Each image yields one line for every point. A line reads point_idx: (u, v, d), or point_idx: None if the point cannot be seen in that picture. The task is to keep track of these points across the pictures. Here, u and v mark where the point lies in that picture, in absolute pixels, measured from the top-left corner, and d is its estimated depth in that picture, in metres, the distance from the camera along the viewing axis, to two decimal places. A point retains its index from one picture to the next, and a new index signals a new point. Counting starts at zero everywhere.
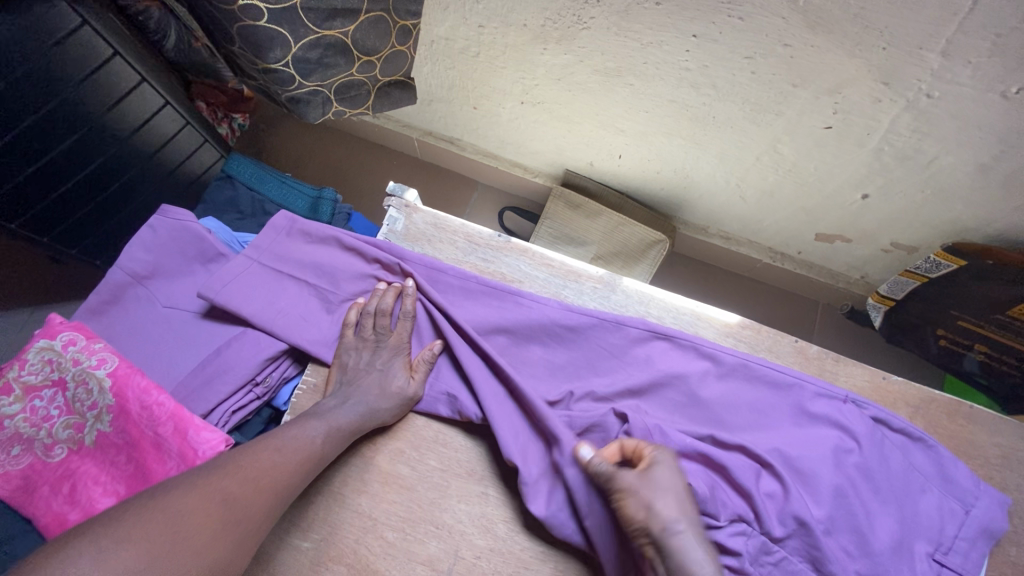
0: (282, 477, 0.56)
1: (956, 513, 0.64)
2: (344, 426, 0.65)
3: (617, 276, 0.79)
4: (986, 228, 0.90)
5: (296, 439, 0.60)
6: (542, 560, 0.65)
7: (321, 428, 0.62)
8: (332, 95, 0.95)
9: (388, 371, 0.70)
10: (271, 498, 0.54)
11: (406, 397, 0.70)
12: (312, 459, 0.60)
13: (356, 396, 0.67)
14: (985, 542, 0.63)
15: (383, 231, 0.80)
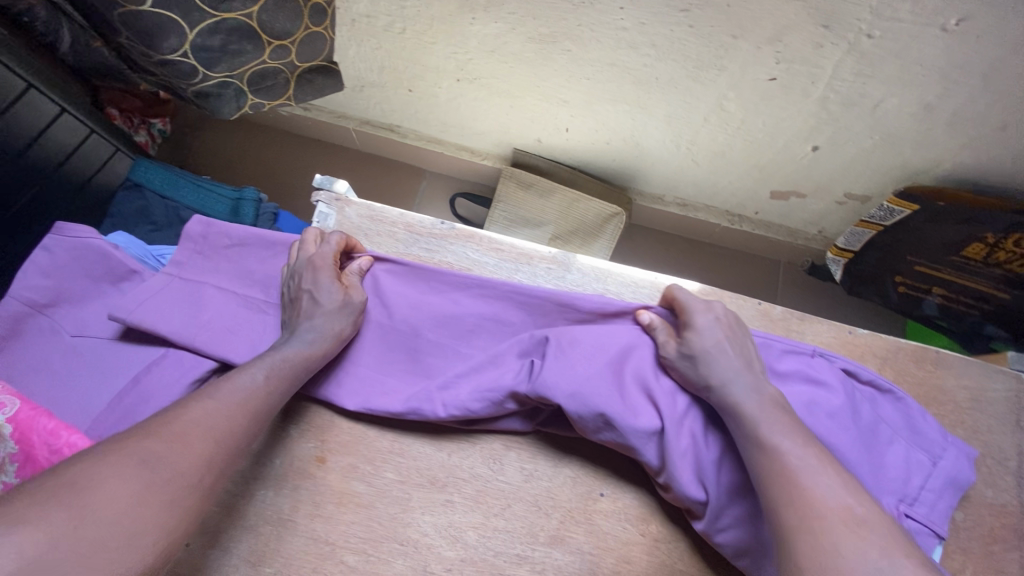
0: (226, 426, 0.52)
1: (921, 464, 0.63)
2: (294, 359, 0.59)
3: (572, 254, 0.74)
4: (935, 170, 0.89)
5: (235, 387, 0.54)
6: (517, 563, 0.61)
7: (262, 369, 0.57)
8: (245, 85, 0.87)
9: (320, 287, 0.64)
10: (216, 452, 0.50)
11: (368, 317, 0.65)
12: (259, 402, 0.55)
13: (307, 329, 0.62)
14: (952, 492, 0.63)
15: (314, 229, 0.73)
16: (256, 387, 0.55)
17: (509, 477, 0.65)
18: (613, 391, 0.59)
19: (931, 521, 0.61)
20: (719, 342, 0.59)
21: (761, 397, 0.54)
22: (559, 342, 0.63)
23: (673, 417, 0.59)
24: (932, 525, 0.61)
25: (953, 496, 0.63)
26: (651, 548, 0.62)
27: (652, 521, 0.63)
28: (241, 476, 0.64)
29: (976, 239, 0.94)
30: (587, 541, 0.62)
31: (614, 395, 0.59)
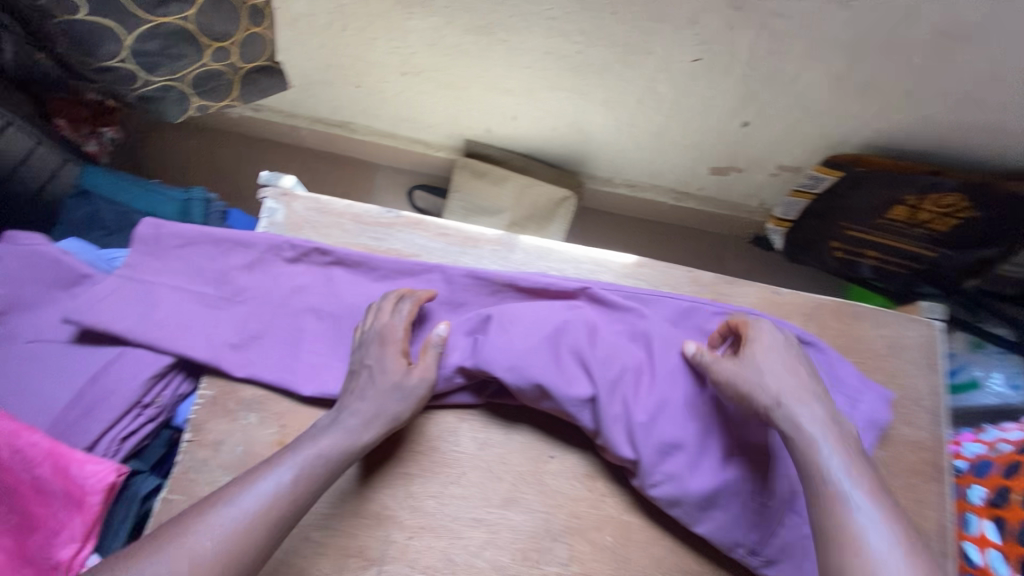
0: (243, 540, 0.53)
1: (840, 406, 0.69)
2: (333, 454, 0.59)
3: (515, 235, 0.77)
4: (854, 138, 0.95)
5: (264, 486, 0.56)
6: (473, 526, 0.65)
7: (290, 469, 0.57)
8: (189, 88, 0.89)
9: (382, 364, 0.63)
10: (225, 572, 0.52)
11: (417, 392, 0.63)
12: (283, 508, 0.56)
13: (349, 415, 0.61)
14: (870, 433, 0.69)
15: (263, 224, 0.76)
16: (286, 493, 0.56)
17: (462, 447, 0.68)
18: (550, 360, 0.64)
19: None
20: (775, 370, 0.58)
21: (830, 442, 0.54)
22: (501, 319, 0.67)
23: (606, 383, 0.63)
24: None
25: (872, 435, 0.69)
26: (598, 501, 0.67)
27: (598, 477, 0.68)
28: (206, 464, 0.66)
29: (898, 204, 1.01)
30: (538, 500, 0.67)
31: (551, 367, 0.64)
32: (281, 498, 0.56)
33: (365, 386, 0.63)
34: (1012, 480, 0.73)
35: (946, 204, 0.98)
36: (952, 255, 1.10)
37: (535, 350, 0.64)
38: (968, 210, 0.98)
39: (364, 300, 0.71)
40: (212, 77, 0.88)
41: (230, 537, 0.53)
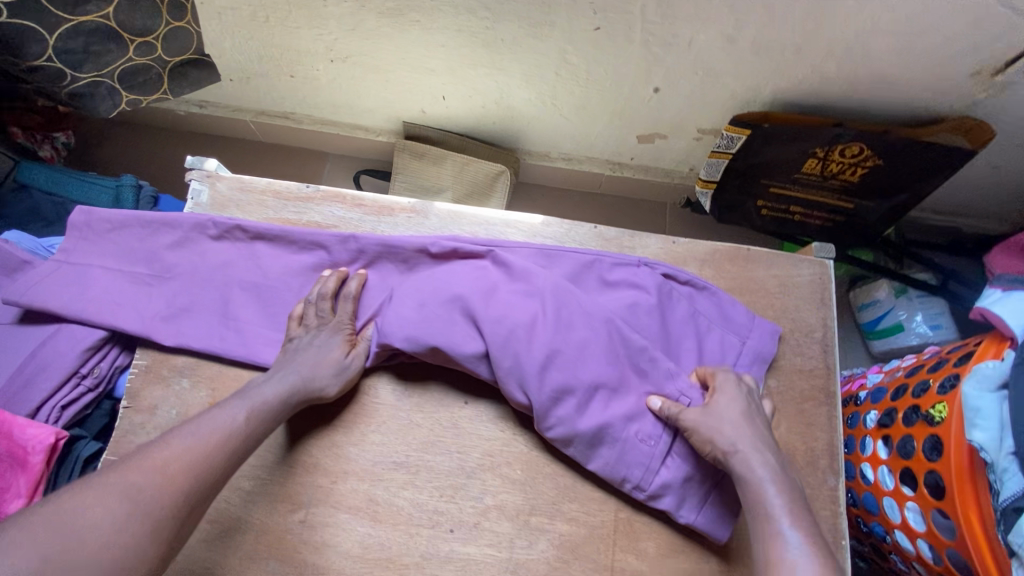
0: (208, 459, 0.57)
1: (730, 347, 0.75)
2: (274, 402, 0.64)
3: (429, 203, 0.83)
4: (759, 96, 1.01)
5: (221, 418, 0.60)
6: (394, 469, 0.70)
7: (242, 407, 0.62)
8: (117, 83, 0.95)
9: (327, 345, 0.70)
10: (192, 483, 0.55)
11: (349, 373, 0.70)
12: (237, 436, 0.60)
13: (283, 373, 0.67)
14: (761, 363, 0.75)
15: (189, 206, 0.81)
16: (238, 424, 0.60)
17: (381, 399, 0.73)
18: (448, 320, 0.70)
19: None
20: (734, 419, 0.63)
21: (776, 488, 0.57)
22: (404, 290, 0.74)
23: (498, 340, 0.69)
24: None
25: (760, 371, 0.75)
26: (510, 440, 0.72)
27: (510, 418, 0.73)
28: (142, 428, 0.71)
29: (810, 156, 1.07)
30: (454, 442, 0.72)
31: (449, 329, 0.70)
32: (238, 427, 0.60)
33: (300, 353, 0.69)
34: (897, 401, 0.77)
35: (853, 154, 1.04)
36: (869, 206, 1.16)
37: (432, 313, 0.71)
38: (874, 159, 1.04)
39: (287, 269, 0.77)
40: (139, 72, 0.93)
41: (193, 453, 0.56)
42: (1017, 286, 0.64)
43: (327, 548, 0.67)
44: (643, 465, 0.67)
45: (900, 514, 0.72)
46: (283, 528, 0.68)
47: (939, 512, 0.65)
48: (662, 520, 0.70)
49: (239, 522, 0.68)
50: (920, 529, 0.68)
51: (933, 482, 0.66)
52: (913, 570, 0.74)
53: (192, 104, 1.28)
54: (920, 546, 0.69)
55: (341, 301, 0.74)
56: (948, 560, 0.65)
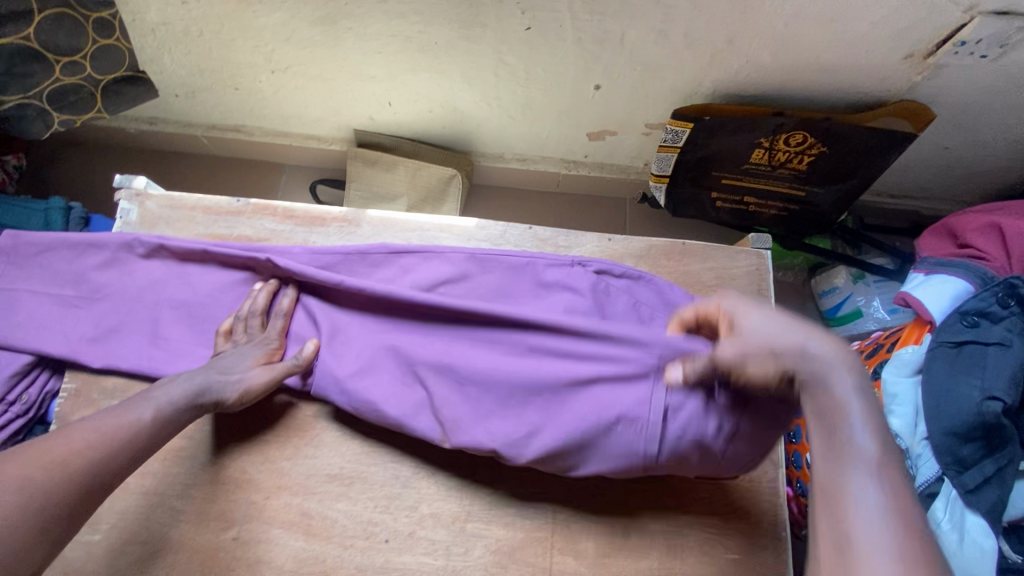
0: (104, 458, 0.55)
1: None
2: (182, 401, 0.62)
3: (362, 211, 0.82)
4: (699, 89, 1.00)
5: (127, 417, 0.58)
6: (328, 482, 0.70)
7: (151, 406, 0.60)
8: (45, 104, 0.99)
9: (245, 354, 0.68)
10: (88, 482, 0.53)
11: (258, 381, 0.67)
12: (141, 437, 0.58)
13: (195, 375, 0.65)
14: None
15: (118, 225, 0.80)
16: (139, 421, 0.58)
17: (315, 412, 0.73)
18: (378, 367, 0.69)
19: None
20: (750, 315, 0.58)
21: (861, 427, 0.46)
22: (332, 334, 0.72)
23: (433, 381, 0.66)
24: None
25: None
26: (445, 448, 0.72)
27: None
28: None
29: (756, 147, 1.06)
30: (388, 452, 0.71)
31: (380, 377, 0.69)
32: (138, 424, 0.58)
33: (220, 359, 0.67)
34: None
35: (797, 142, 1.03)
36: (820, 193, 1.15)
37: (361, 365, 0.69)
38: (819, 147, 1.04)
39: (217, 284, 0.76)
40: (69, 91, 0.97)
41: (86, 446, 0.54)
42: (939, 269, 0.64)
43: (262, 564, 0.67)
44: (634, 449, 0.60)
45: None
46: (214, 546, 0.67)
47: None
48: (600, 520, 0.70)
49: (171, 542, 0.67)
50: None
51: None
52: None
53: (141, 121, 1.28)
54: None
55: (273, 317, 0.73)
56: None
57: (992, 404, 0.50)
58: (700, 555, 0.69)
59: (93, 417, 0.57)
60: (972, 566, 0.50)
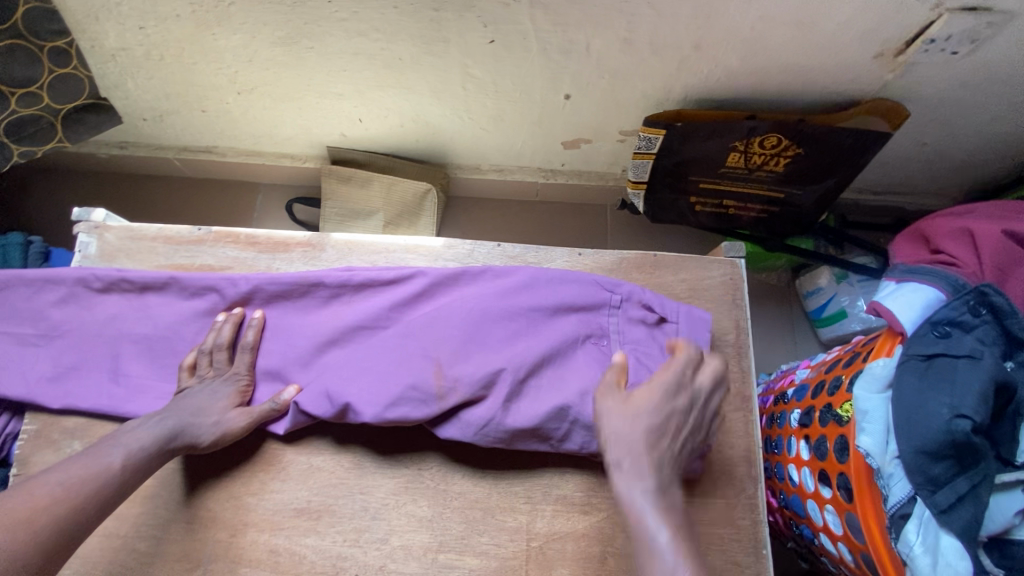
0: (69, 510, 0.53)
1: (648, 345, 0.72)
2: (149, 447, 0.60)
3: (326, 235, 0.81)
4: (670, 95, 0.98)
5: (92, 464, 0.56)
6: (295, 517, 0.68)
7: (120, 452, 0.58)
8: (4, 135, 0.98)
9: (215, 393, 0.67)
10: (54, 538, 0.51)
11: (234, 424, 0.66)
12: (108, 487, 0.56)
13: (158, 420, 0.63)
14: None
15: (77, 259, 0.79)
16: (107, 470, 0.56)
17: (281, 444, 0.71)
18: (353, 379, 0.67)
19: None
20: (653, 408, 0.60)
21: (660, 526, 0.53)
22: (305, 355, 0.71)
23: (400, 390, 0.66)
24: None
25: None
26: (415, 476, 0.70)
27: (414, 452, 0.71)
28: None
29: (732, 151, 1.05)
30: (357, 484, 0.69)
31: (353, 391, 0.66)
32: (104, 473, 0.56)
33: (186, 402, 0.66)
34: (815, 399, 0.75)
35: (772, 145, 1.02)
36: (800, 193, 1.14)
37: (335, 381, 0.67)
38: (794, 148, 1.02)
39: (177, 317, 0.74)
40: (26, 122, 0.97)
41: (53, 500, 0.52)
42: (910, 277, 0.62)
43: None
44: None
45: (821, 517, 0.70)
46: None
47: (852, 516, 0.63)
48: (575, 544, 0.68)
49: None
50: (838, 532, 0.67)
51: (845, 485, 0.64)
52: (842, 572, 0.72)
53: (112, 146, 1.26)
54: (840, 548, 0.68)
55: (239, 351, 0.72)
56: (864, 564, 0.63)
57: (960, 422, 0.47)
58: None
59: (53, 469, 0.54)
60: None
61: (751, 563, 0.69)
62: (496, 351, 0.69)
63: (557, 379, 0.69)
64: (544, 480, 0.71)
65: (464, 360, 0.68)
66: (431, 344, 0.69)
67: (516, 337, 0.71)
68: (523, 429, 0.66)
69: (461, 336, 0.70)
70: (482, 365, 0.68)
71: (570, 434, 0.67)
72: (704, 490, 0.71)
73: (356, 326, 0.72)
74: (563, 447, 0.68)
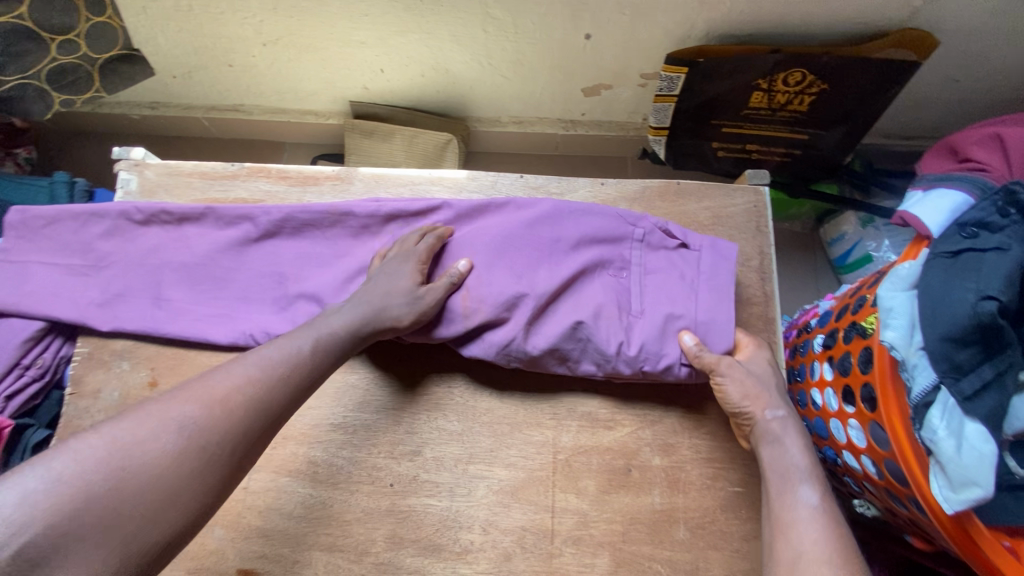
0: (267, 390, 0.55)
1: (665, 270, 0.72)
2: (342, 334, 0.63)
3: (353, 169, 0.83)
4: (693, 31, 0.97)
5: (282, 349, 0.58)
6: (330, 430, 0.71)
7: (304, 340, 0.60)
8: (45, 83, 1.05)
9: (398, 276, 0.68)
10: (253, 417, 0.54)
11: (428, 304, 0.68)
12: (298, 370, 0.58)
13: (359, 303, 0.66)
14: (707, 287, 0.70)
15: (119, 195, 0.82)
16: (307, 356, 0.60)
17: None
18: None
19: (698, 314, 0.69)
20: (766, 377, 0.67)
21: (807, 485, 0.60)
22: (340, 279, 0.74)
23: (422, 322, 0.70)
24: (703, 316, 0.68)
25: (726, 286, 0.70)
26: (445, 394, 0.73)
27: (442, 371, 0.73)
28: (88, 411, 0.74)
29: (755, 88, 1.03)
30: (389, 400, 0.72)
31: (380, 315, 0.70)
32: (302, 360, 0.59)
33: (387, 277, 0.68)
34: (840, 321, 0.75)
35: (796, 81, 1.00)
36: (824, 134, 1.12)
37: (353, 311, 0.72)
38: (819, 84, 1.01)
39: (215, 247, 0.76)
40: (64, 70, 1.03)
41: (260, 379, 0.55)
42: (937, 184, 0.62)
43: (274, 512, 0.69)
44: (624, 356, 0.68)
45: (845, 434, 0.71)
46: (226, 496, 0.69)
47: (876, 425, 0.64)
48: (600, 457, 0.70)
49: None
50: (862, 446, 0.67)
51: (869, 396, 0.64)
52: (866, 489, 0.73)
53: (143, 106, 1.29)
54: (864, 462, 0.68)
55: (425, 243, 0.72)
56: (887, 473, 0.64)
57: (986, 304, 0.48)
58: (700, 489, 0.69)
59: (256, 351, 0.58)
60: (969, 473, 0.48)
61: None
62: (518, 272, 0.70)
63: (579, 305, 0.70)
64: (570, 399, 0.72)
65: (487, 286, 0.70)
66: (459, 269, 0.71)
67: (539, 262, 0.71)
68: (543, 350, 0.68)
69: (486, 263, 0.71)
70: (505, 291, 0.69)
71: (585, 357, 0.69)
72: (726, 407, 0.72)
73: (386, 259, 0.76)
74: (580, 369, 0.70)
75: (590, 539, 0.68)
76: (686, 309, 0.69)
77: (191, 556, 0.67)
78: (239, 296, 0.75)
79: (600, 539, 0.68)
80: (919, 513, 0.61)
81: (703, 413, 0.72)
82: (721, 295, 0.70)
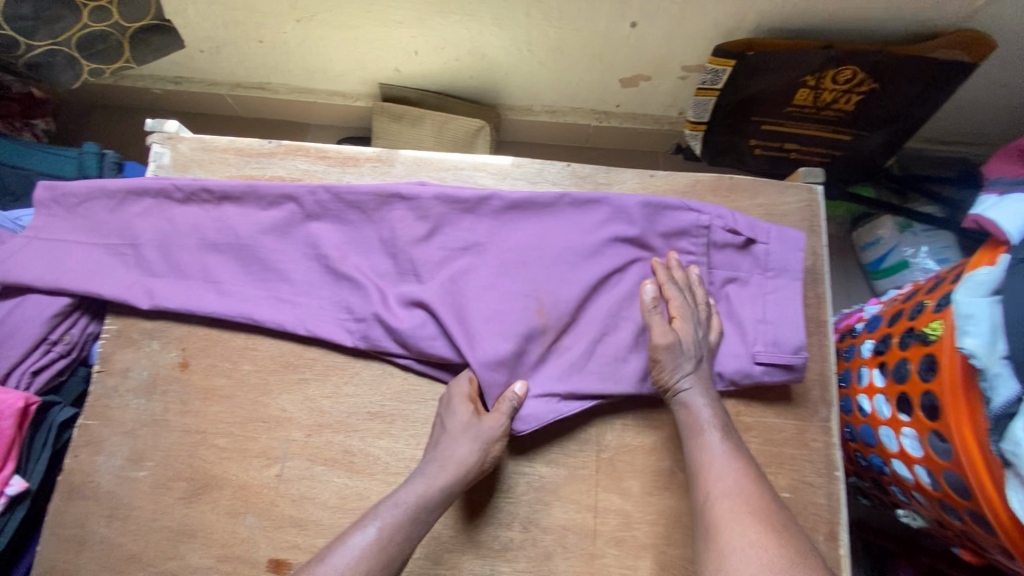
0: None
1: (731, 267, 0.72)
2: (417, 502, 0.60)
3: (394, 151, 0.80)
4: (745, 24, 0.93)
5: (365, 536, 0.57)
6: (368, 418, 0.69)
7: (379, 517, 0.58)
8: (75, 51, 1.04)
9: (453, 414, 0.65)
10: None
11: (491, 434, 0.64)
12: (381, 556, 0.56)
13: (429, 462, 0.63)
14: (779, 280, 0.71)
15: (151, 167, 0.80)
16: (387, 543, 0.57)
17: (354, 351, 0.71)
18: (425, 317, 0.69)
19: (763, 315, 0.69)
20: (677, 350, 0.63)
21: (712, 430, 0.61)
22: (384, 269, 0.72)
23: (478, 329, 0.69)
24: (775, 317, 0.69)
25: (792, 285, 0.70)
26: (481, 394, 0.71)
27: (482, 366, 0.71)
28: (116, 390, 0.72)
29: (801, 85, 1.01)
30: (431, 391, 0.70)
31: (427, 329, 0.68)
32: (382, 544, 0.57)
33: (451, 433, 0.64)
34: (894, 326, 0.73)
35: (845, 79, 0.98)
36: (865, 136, 1.10)
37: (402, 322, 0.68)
38: (869, 83, 0.98)
39: (253, 227, 0.73)
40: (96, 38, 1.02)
41: None
42: (1016, 189, 0.61)
43: (306, 501, 0.67)
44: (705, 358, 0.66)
45: (897, 442, 0.68)
46: (259, 483, 0.68)
47: (935, 435, 0.61)
48: (645, 459, 0.68)
49: (214, 479, 0.68)
50: (917, 455, 0.65)
51: (929, 404, 0.62)
52: (914, 500, 0.71)
53: (167, 80, 1.26)
54: (917, 472, 0.66)
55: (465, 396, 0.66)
56: (945, 484, 0.61)
57: None
58: None
59: (335, 549, 0.56)
60: None
61: (821, 483, 0.68)
62: (586, 286, 0.69)
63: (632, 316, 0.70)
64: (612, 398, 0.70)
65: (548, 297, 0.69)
66: (518, 279, 0.70)
67: (595, 269, 0.70)
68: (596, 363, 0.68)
69: (553, 274, 0.70)
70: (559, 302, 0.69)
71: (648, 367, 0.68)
72: (777, 411, 0.70)
73: (457, 247, 0.72)
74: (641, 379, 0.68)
75: (633, 541, 0.66)
76: (755, 308, 0.70)
77: (221, 544, 0.66)
78: (276, 278, 0.73)
79: (643, 541, 0.66)
80: (980, 526, 0.59)
81: (751, 416, 0.70)
82: (784, 296, 0.70)
